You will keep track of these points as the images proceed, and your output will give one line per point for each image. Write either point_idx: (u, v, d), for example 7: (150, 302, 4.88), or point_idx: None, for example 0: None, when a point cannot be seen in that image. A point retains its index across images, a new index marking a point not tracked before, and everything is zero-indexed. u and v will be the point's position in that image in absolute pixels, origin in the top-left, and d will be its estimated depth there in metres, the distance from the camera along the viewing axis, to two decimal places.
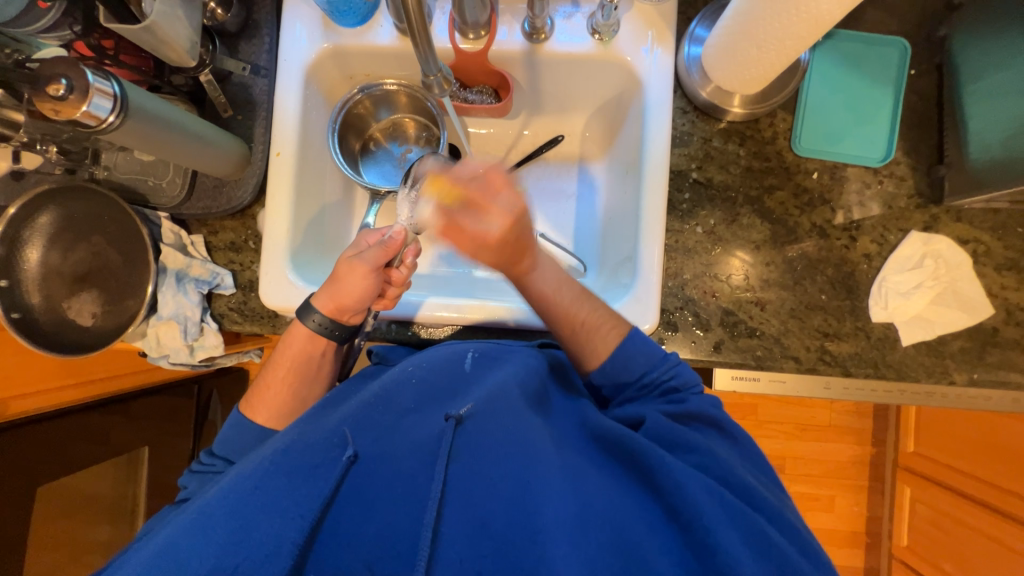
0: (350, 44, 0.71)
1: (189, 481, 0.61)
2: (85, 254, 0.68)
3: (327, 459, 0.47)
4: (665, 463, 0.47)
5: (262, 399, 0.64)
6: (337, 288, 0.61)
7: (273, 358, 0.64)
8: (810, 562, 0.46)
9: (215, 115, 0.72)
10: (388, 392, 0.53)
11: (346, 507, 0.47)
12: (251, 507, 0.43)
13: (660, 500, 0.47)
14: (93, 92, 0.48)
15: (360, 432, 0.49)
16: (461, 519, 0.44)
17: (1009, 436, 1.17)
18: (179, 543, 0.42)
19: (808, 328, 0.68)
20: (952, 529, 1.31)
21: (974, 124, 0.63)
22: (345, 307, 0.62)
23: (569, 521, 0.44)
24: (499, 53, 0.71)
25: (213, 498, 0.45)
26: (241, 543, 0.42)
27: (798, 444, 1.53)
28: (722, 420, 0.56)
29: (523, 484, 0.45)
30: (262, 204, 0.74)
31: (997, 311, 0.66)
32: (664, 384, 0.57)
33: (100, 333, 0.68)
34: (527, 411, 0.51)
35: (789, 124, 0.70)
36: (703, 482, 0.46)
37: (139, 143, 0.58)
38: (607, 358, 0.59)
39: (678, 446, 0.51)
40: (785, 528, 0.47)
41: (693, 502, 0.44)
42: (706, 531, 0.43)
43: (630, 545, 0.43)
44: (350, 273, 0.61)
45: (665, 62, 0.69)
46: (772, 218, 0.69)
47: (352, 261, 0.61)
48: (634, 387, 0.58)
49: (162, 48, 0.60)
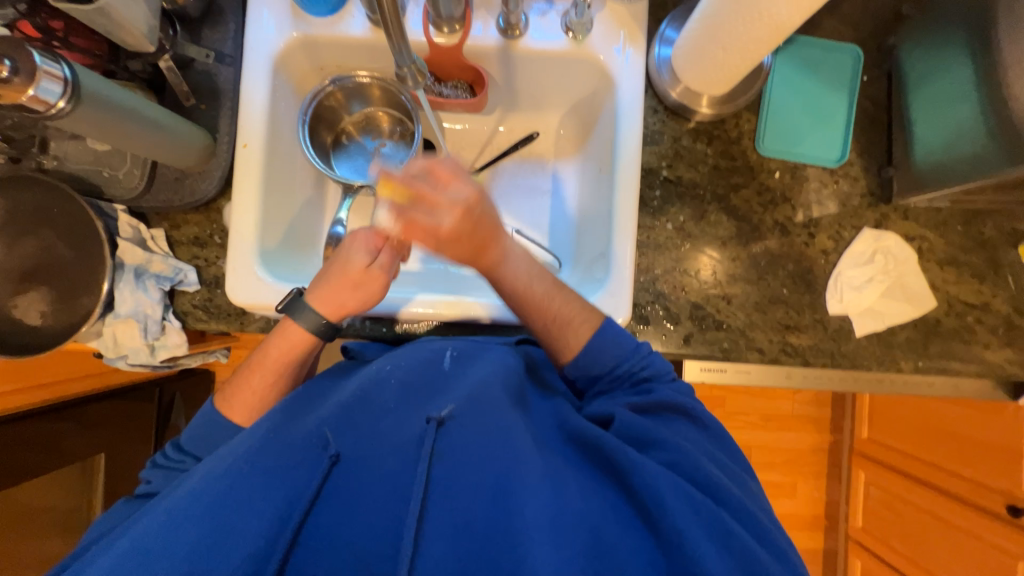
0: (320, 34, 0.70)
1: (153, 476, 0.58)
2: (33, 248, 0.64)
3: (307, 459, 0.47)
4: (637, 462, 0.48)
5: (239, 397, 0.60)
6: (339, 286, 0.60)
7: (256, 357, 0.61)
8: (773, 556, 0.47)
9: (176, 104, 0.69)
10: (367, 393, 0.51)
11: (324, 510, 0.45)
12: (228, 507, 0.43)
13: (632, 500, 0.48)
14: (41, 76, 0.45)
15: (341, 432, 0.48)
16: (440, 521, 0.44)
17: (951, 420, 1.26)
18: (147, 546, 0.41)
19: (771, 321, 0.71)
20: (902, 509, 1.40)
21: (919, 128, 0.68)
22: (345, 308, 0.61)
23: (550, 525, 0.43)
24: (473, 48, 0.71)
25: (184, 499, 0.44)
26: (215, 547, 0.41)
27: (762, 434, 1.60)
28: (691, 411, 0.57)
29: (501, 483, 0.46)
30: (228, 197, 0.72)
31: (939, 303, 0.71)
32: (635, 375, 0.59)
33: (50, 333, 0.64)
34: (508, 409, 0.51)
35: (753, 125, 0.73)
36: (673, 483, 0.47)
37: (93, 130, 0.54)
38: (579, 351, 0.60)
39: (652, 442, 0.52)
40: (750, 525, 0.48)
41: (660, 501, 0.46)
42: (673, 531, 0.44)
43: (604, 545, 0.44)
44: (353, 271, 0.60)
45: (637, 62, 0.70)
46: (738, 216, 0.72)
47: (356, 259, 0.60)
48: (604, 379, 0.60)
49: (118, 31, 0.56)
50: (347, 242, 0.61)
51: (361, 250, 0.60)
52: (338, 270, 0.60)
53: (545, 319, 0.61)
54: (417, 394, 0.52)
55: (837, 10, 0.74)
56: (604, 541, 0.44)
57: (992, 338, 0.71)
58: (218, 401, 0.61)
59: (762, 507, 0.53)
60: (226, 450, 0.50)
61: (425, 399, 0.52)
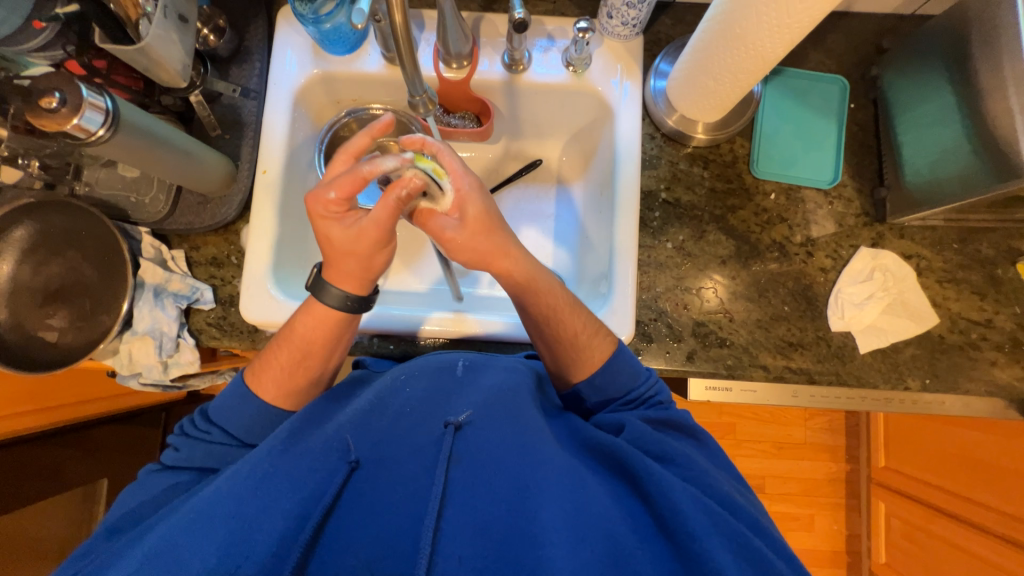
0: (339, 71, 0.75)
1: (180, 443, 0.57)
2: (59, 269, 0.67)
3: (328, 464, 0.48)
4: (654, 472, 0.48)
5: (268, 373, 0.59)
6: (343, 259, 0.54)
7: (284, 332, 0.60)
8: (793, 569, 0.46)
9: (203, 134, 0.74)
10: (382, 399, 0.53)
11: (345, 512, 0.46)
12: (252, 505, 0.44)
13: (649, 509, 0.47)
14: (86, 107, 0.50)
15: (361, 438, 0.50)
16: (460, 521, 0.44)
17: (971, 446, 1.22)
18: (174, 542, 0.41)
19: (774, 337, 0.71)
20: (927, 542, 1.33)
21: (907, 151, 0.71)
22: (360, 277, 0.56)
23: (568, 527, 0.43)
24: (480, 82, 0.76)
25: (211, 497, 0.44)
26: (240, 545, 0.42)
27: (776, 463, 1.56)
28: (695, 430, 0.57)
29: (520, 489, 0.46)
30: (246, 221, 0.75)
31: (941, 320, 0.72)
32: (650, 399, 0.59)
33: (70, 349, 0.66)
34: (524, 417, 0.51)
35: (747, 150, 0.76)
36: (689, 493, 0.46)
37: (125, 155, 0.59)
38: (597, 370, 0.60)
39: (664, 456, 0.52)
40: (767, 540, 0.48)
41: (677, 509, 0.45)
42: (692, 538, 0.43)
43: (621, 553, 0.43)
44: (359, 245, 0.53)
45: (634, 93, 0.75)
46: (736, 235, 0.74)
47: (349, 233, 0.52)
48: (619, 402, 0.60)
49: (155, 69, 0.62)
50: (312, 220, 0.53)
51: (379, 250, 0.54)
52: (330, 248, 0.54)
53: (565, 323, 0.60)
54: (432, 401, 0.53)
55: (822, 44, 0.79)
56: (622, 550, 0.43)
57: (998, 355, 0.71)
58: (248, 376, 0.61)
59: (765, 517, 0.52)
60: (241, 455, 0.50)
61: (439, 406, 0.53)
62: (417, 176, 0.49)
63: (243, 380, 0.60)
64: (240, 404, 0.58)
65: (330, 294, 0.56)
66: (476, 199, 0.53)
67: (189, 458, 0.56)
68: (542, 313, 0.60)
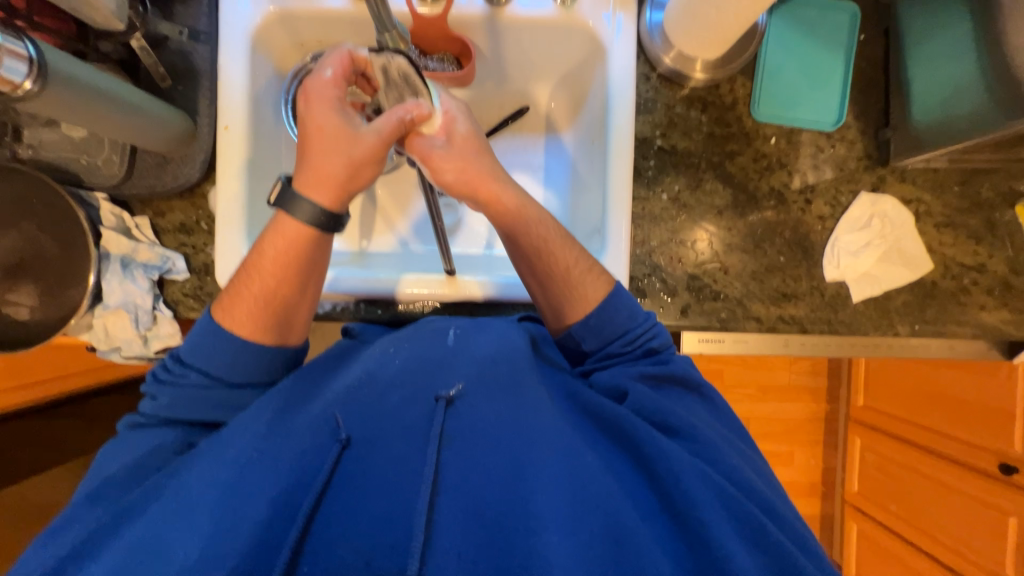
0: (298, 7, 0.67)
1: (156, 392, 0.55)
2: (15, 241, 0.63)
3: (318, 445, 0.47)
4: (664, 449, 0.48)
5: (238, 304, 0.55)
6: (326, 160, 0.53)
7: (253, 259, 0.55)
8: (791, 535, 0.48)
9: (152, 86, 0.67)
10: (373, 374, 0.51)
11: (336, 498, 0.45)
12: (239, 494, 0.44)
13: (655, 488, 0.48)
14: (4, 54, 0.43)
15: (351, 415, 0.48)
16: (454, 507, 0.44)
17: (948, 384, 1.27)
18: (157, 534, 0.42)
19: (768, 289, 0.71)
20: (899, 474, 1.43)
21: (917, 87, 0.66)
22: (337, 187, 0.54)
23: (565, 509, 0.44)
24: (458, 18, 0.68)
25: (196, 483, 0.45)
26: (229, 535, 0.42)
27: (761, 406, 1.63)
28: (703, 389, 0.58)
29: (517, 467, 0.46)
30: (212, 182, 0.70)
31: (935, 266, 0.71)
32: (647, 345, 0.58)
33: (39, 326, 0.63)
34: (522, 388, 0.51)
35: (748, 89, 0.71)
36: (698, 473, 0.47)
37: (64, 112, 0.52)
38: (593, 309, 0.58)
39: (668, 428, 0.52)
40: (776, 522, 0.48)
41: (688, 494, 0.46)
42: (700, 523, 0.44)
43: (624, 533, 0.43)
44: (351, 146, 0.52)
45: (629, 27, 0.68)
46: (734, 184, 0.71)
47: (347, 131, 0.52)
48: (618, 344, 0.58)
49: (84, 8, 0.54)
50: (308, 111, 0.53)
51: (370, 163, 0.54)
52: (323, 143, 0.53)
53: (557, 256, 0.58)
54: (421, 373, 0.51)
55: None
56: (622, 527, 0.44)
57: (987, 299, 0.71)
58: (214, 311, 0.56)
59: (773, 487, 0.53)
60: (230, 425, 0.50)
61: (430, 378, 0.51)
62: (425, 103, 0.53)
63: (210, 314, 0.55)
64: (212, 347, 0.54)
65: (303, 208, 0.53)
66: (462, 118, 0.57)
67: (170, 408, 0.54)
68: (534, 247, 0.58)
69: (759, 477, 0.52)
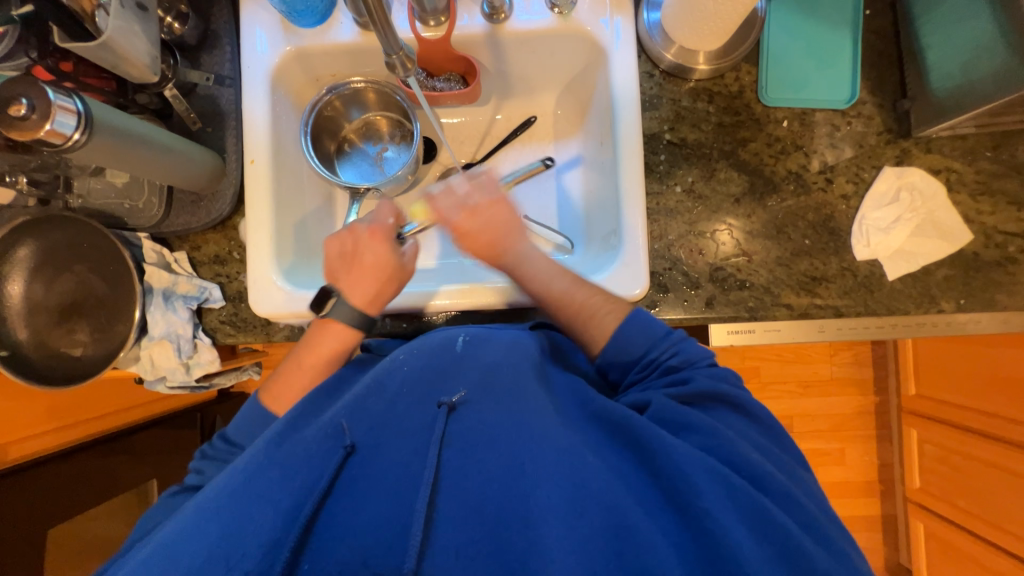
0: (312, 44, 0.71)
1: (200, 467, 0.60)
2: (68, 283, 0.67)
3: (323, 450, 0.49)
4: (668, 446, 0.46)
5: (286, 392, 0.63)
6: (363, 282, 0.63)
7: (297, 355, 0.64)
8: (815, 539, 0.45)
9: (184, 130, 0.72)
10: (382, 380, 0.53)
11: (339, 500, 0.47)
12: (249, 496, 0.46)
13: (659, 484, 0.46)
14: (57, 111, 0.48)
15: (357, 423, 0.50)
16: (453, 508, 0.46)
17: (1005, 365, 1.18)
18: (180, 537, 0.44)
19: (796, 274, 0.69)
20: (962, 465, 1.32)
21: (932, 54, 0.64)
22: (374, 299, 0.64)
23: (565, 507, 0.44)
24: (461, 38, 0.71)
25: (213, 493, 0.47)
26: (232, 538, 0.44)
27: (803, 402, 1.56)
28: (748, 406, 0.53)
29: (517, 468, 0.47)
30: (242, 214, 0.74)
31: (976, 236, 0.68)
32: (664, 363, 0.56)
33: (92, 361, 0.67)
34: (525, 390, 0.52)
35: (754, 76, 0.71)
36: (703, 464, 0.45)
37: (108, 160, 0.57)
38: (608, 341, 0.60)
39: (687, 427, 0.50)
40: (792, 512, 0.45)
41: (690, 484, 0.44)
42: (704, 515, 0.43)
43: (626, 529, 0.43)
44: (379, 271, 0.63)
45: (627, 29, 0.69)
46: (749, 170, 0.70)
47: (388, 258, 0.63)
48: (636, 368, 0.58)
49: (123, 65, 0.59)
50: (368, 243, 0.63)
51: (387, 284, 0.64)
52: (361, 272, 0.63)
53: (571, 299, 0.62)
54: (428, 380, 0.54)
55: None
56: (627, 524, 0.43)
57: None
58: (264, 395, 0.64)
59: (811, 498, 0.50)
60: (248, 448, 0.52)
61: (436, 383, 0.53)
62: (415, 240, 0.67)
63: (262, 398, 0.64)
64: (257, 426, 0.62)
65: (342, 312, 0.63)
66: (451, 211, 0.65)
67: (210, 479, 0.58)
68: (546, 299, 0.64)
69: (806, 495, 0.49)
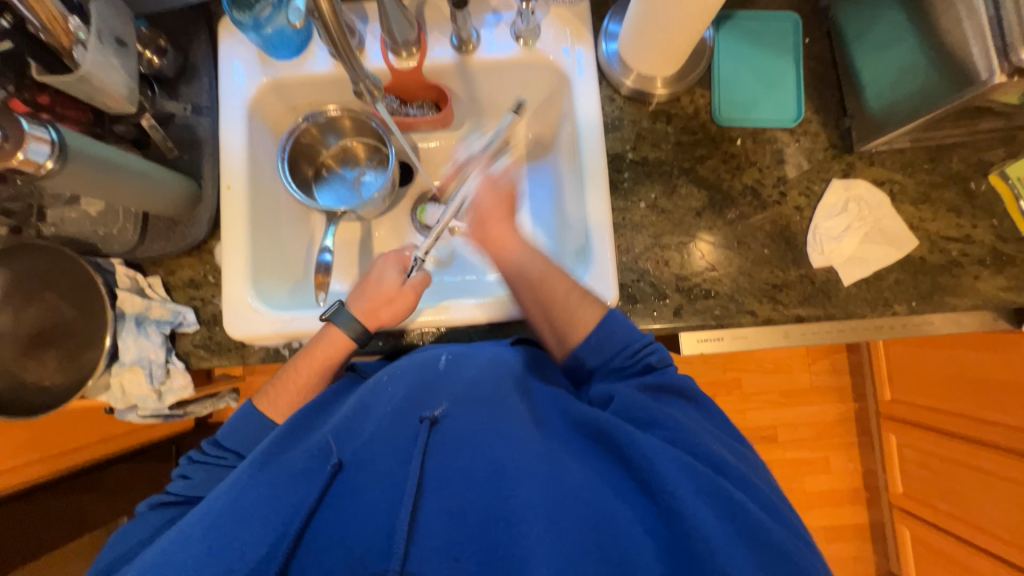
0: (288, 75, 0.74)
1: (190, 472, 0.59)
2: (36, 312, 0.66)
3: (310, 469, 0.49)
4: (635, 439, 0.48)
5: (277, 399, 0.64)
6: (366, 297, 0.66)
7: (303, 359, 0.64)
8: (772, 516, 0.47)
9: (160, 157, 0.73)
10: (365, 403, 0.54)
11: (327, 512, 0.48)
12: (229, 518, 0.46)
13: (632, 475, 0.48)
14: (29, 140, 0.49)
15: (344, 442, 0.51)
16: (433, 515, 0.46)
17: (972, 367, 1.22)
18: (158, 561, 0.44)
19: (758, 282, 0.72)
20: (941, 468, 1.34)
21: (865, 77, 0.70)
22: (382, 321, 0.66)
23: (544, 503, 0.45)
24: (432, 68, 0.75)
25: (192, 517, 0.46)
26: (218, 557, 0.44)
27: (785, 411, 1.58)
28: (694, 393, 0.57)
29: (497, 469, 0.48)
30: (218, 238, 0.75)
31: (920, 242, 0.72)
32: (647, 360, 0.58)
33: (59, 390, 0.66)
34: (502, 402, 0.53)
35: (707, 99, 0.76)
36: (675, 458, 0.47)
37: (84, 186, 0.58)
38: (586, 339, 0.60)
39: (653, 423, 0.52)
40: (754, 495, 0.48)
41: (660, 473, 0.46)
42: (671, 497, 0.45)
43: (605, 513, 0.45)
44: (381, 290, 0.66)
45: (588, 58, 0.74)
46: (708, 185, 0.74)
47: (394, 282, 0.67)
48: (620, 360, 0.58)
49: (100, 96, 0.60)
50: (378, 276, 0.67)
51: (389, 304, 0.66)
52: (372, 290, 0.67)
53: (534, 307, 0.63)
54: (411, 394, 0.53)
55: None
56: (601, 512, 0.45)
57: (980, 269, 0.71)
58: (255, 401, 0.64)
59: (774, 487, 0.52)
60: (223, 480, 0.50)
61: (415, 401, 0.53)
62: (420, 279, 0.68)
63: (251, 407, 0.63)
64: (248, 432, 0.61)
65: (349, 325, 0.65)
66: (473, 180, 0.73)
67: (200, 484, 0.57)
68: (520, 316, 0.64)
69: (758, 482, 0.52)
